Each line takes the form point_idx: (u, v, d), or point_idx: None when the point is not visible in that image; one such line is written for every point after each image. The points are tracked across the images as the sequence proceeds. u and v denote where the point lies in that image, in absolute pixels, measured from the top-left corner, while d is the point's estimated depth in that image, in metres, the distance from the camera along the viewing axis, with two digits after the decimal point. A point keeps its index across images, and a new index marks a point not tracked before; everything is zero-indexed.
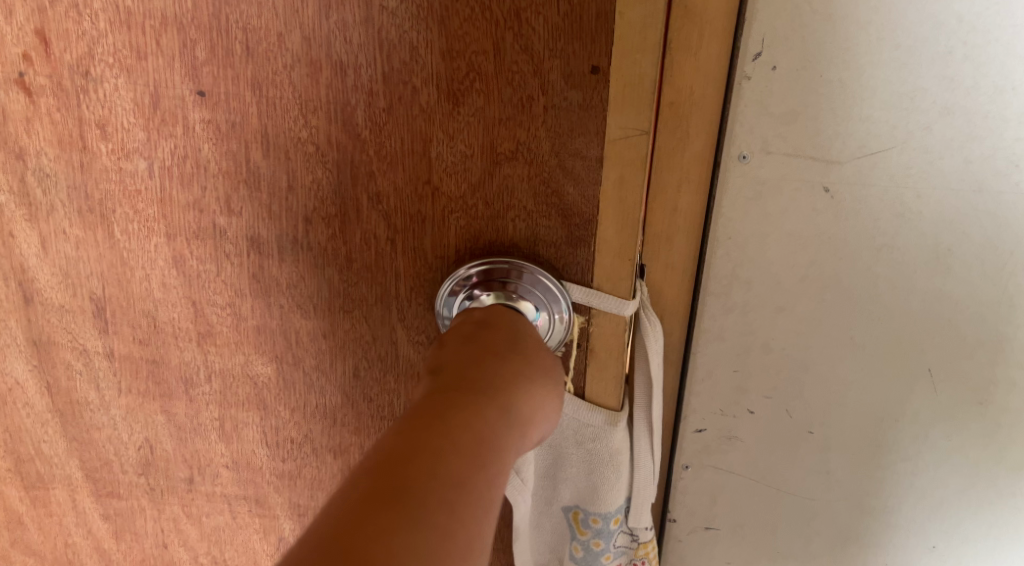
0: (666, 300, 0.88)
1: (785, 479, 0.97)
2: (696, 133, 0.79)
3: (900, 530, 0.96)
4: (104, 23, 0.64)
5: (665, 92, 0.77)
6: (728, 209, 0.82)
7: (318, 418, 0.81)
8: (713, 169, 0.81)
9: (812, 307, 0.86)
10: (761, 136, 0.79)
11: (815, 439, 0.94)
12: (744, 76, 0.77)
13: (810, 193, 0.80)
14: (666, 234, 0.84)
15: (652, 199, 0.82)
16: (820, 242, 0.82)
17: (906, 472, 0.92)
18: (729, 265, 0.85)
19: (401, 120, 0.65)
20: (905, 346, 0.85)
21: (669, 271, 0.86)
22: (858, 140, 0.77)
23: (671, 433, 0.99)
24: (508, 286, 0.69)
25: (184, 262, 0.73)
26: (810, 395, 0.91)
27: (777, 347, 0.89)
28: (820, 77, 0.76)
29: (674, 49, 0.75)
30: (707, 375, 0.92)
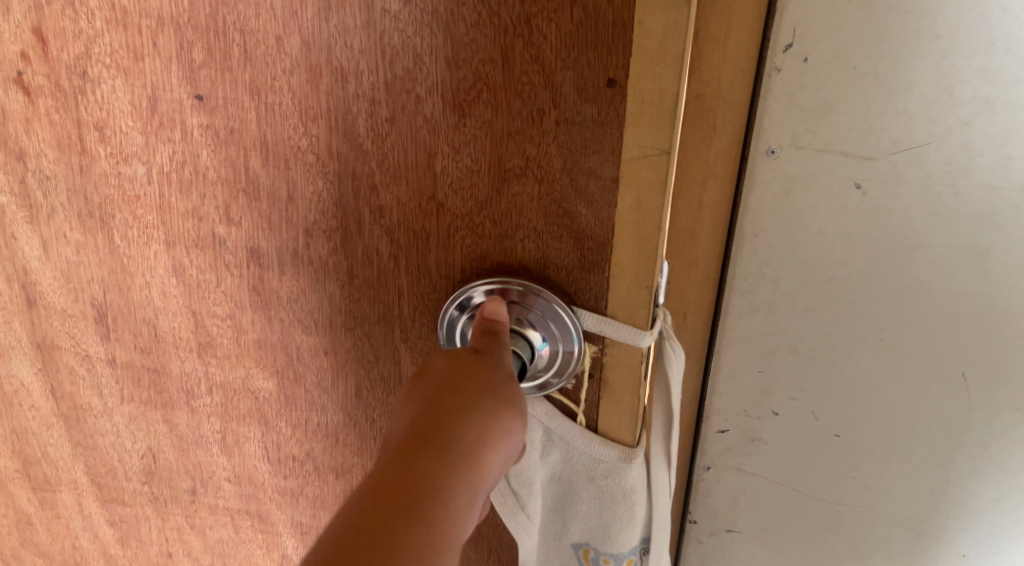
0: (689, 297, 0.88)
1: (810, 482, 0.96)
2: (723, 127, 0.79)
3: (927, 535, 0.95)
4: (100, 21, 0.61)
5: (692, 84, 0.77)
6: (756, 206, 0.82)
7: (319, 436, 0.76)
8: (741, 163, 0.80)
9: (840, 307, 0.85)
10: (791, 131, 0.78)
11: (842, 443, 0.93)
12: (774, 68, 0.76)
13: (841, 189, 0.79)
14: (690, 230, 0.84)
15: (677, 193, 0.82)
16: (851, 242, 0.81)
17: (936, 477, 0.91)
18: (756, 263, 0.84)
19: (405, 131, 0.60)
20: (935, 350, 0.84)
21: (692, 269, 0.86)
22: (892, 136, 0.76)
23: (693, 435, 0.98)
24: (518, 309, 0.63)
25: (183, 271, 0.69)
26: (837, 397, 0.90)
27: (804, 348, 0.88)
28: (854, 70, 0.74)
29: (701, 39, 0.75)
30: (731, 375, 0.92)
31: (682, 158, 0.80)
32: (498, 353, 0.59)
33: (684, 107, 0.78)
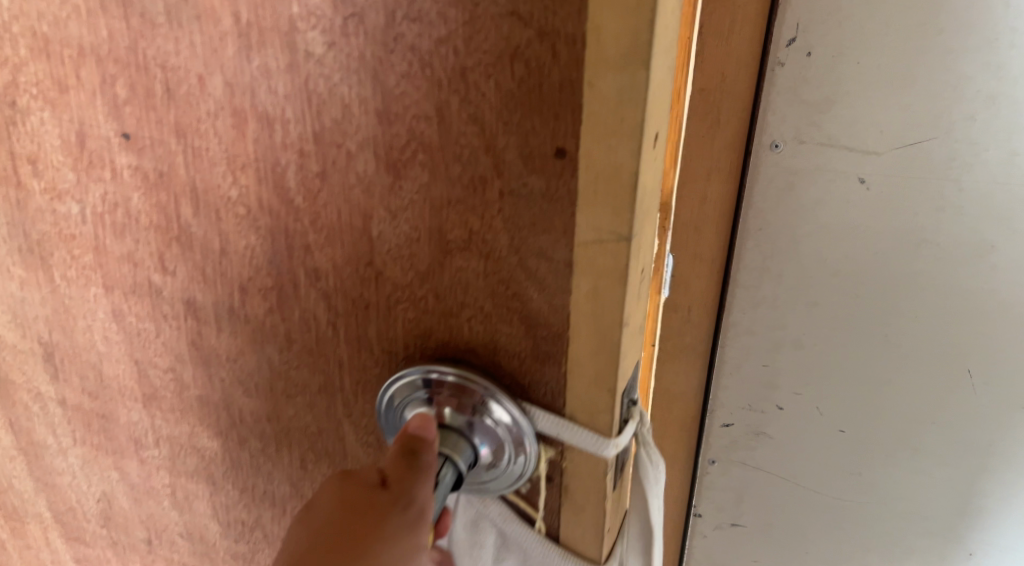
0: (694, 290, 0.89)
1: (814, 478, 0.96)
2: (727, 122, 0.80)
3: (934, 532, 0.95)
4: (23, 49, 0.52)
5: (695, 77, 0.78)
6: (760, 200, 0.81)
7: (266, 504, 0.67)
8: (744, 157, 0.81)
9: (846, 301, 0.84)
10: (794, 125, 0.77)
11: (846, 438, 0.92)
12: (777, 63, 0.75)
13: (845, 184, 0.78)
14: (695, 223, 0.85)
15: (682, 186, 0.83)
16: (856, 237, 0.80)
17: (943, 474, 0.90)
18: (760, 257, 0.84)
19: (337, 191, 0.50)
20: (940, 347, 0.83)
21: (697, 262, 0.87)
22: (896, 130, 0.75)
23: (699, 427, 0.99)
24: (469, 408, 0.53)
25: (123, 318, 0.60)
26: (842, 392, 0.89)
27: (808, 342, 0.87)
28: (856, 64, 0.73)
29: (705, 33, 0.76)
30: (735, 369, 0.92)
31: (686, 151, 0.82)
32: (407, 496, 0.51)
33: (688, 102, 0.80)
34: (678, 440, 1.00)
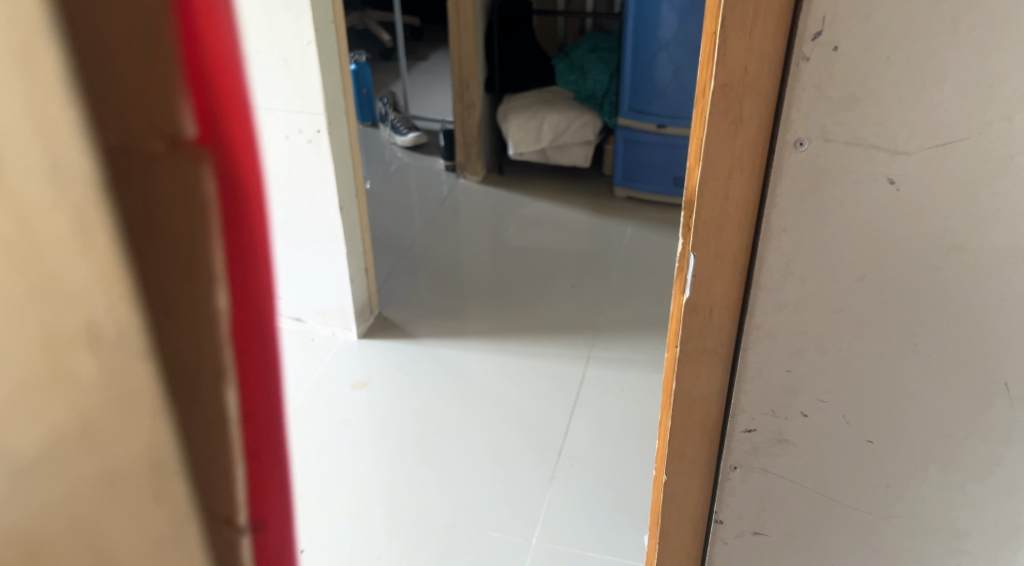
0: (716, 294, 0.85)
1: (838, 489, 0.92)
2: (750, 118, 0.74)
3: (965, 547, 0.91)
4: None
5: (717, 73, 0.73)
6: (783, 199, 0.76)
7: None
8: (768, 154, 0.76)
9: (874, 303, 0.79)
10: (819, 122, 0.72)
11: (873, 449, 0.88)
12: (802, 57, 0.70)
13: (873, 185, 0.73)
14: (716, 223, 0.80)
15: (704, 183, 0.79)
16: (883, 238, 0.75)
17: (973, 488, 0.86)
18: (782, 258, 0.79)
19: None
20: (976, 359, 0.79)
21: (718, 263, 0.83)
22: (927, 129, 0.70)
23: (721, 431, 0.95)
24: None
25: None
26: (870, 401, 0.85)
27: (832, 348, 0.83)
28: (884, 58, 0.68)
29: (725, 25, 0.71)
30: (756, 374, 0.88)
31: (708, 147, 0.77)
32: None
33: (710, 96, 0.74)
34: (702, 445, 0.97)
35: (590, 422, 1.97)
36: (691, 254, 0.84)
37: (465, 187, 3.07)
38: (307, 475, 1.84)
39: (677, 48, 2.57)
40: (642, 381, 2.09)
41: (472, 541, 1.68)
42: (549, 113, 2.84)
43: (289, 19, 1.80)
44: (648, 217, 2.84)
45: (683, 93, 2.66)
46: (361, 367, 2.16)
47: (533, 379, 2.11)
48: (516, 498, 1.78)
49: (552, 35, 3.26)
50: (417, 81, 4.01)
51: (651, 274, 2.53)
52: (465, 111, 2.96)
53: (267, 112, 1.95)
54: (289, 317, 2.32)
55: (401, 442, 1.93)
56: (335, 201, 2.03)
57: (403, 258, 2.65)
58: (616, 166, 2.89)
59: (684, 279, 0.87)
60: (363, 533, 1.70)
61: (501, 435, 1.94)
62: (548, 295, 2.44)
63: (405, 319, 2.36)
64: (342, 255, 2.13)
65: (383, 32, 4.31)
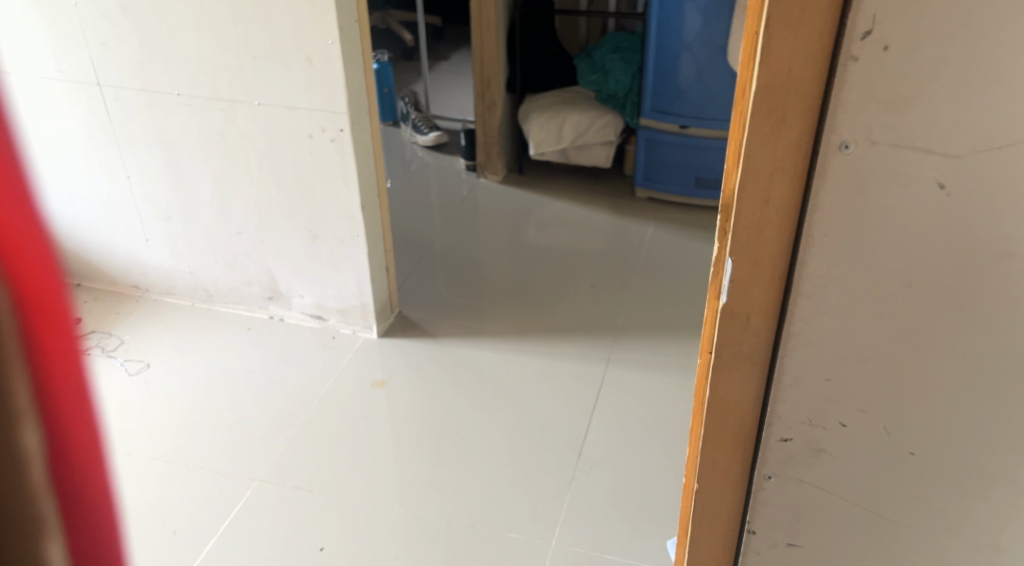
0: (755, 299, 0.94)
1: (874, 497, 1.02)
2: (793, 120, 0.81)
3: (1007, 538, 0.98)
4: None
5: (761, 73, 0.80)
6: (826, 203, 0.83)
7: None
8: (810, 156, 0.83)
9: (916, 327, 0.88)
10: (865, 125, 0.78)
11: (914, 460, 0.97)
12: (851, 57, 0.76)
13: (921, 188, 0.80)
14: (756, 225, 0.88)
15: (745, 185, 0.86)
16: (926, 250, 0.83)
17: (1014, 482, 0.94)
18: (824, 265, 0.88)
19: None
20: (1018, 360, 0.86)
21: (757, 267, 0.91)
22: (976, 133, 0.75)
23: (759, 442, 1.06)
24: None
25: None
26: (909, 412, 0.94)
27: (872, 358, 0.92)
28: (933, 61, 0.74)
29: (772, 25, 0.77)
30: (795, 383, 0.98)
31: (749, 150, 0.84)
32: None
33: (754, 96, 0.81)
34: (738, 420, 1.06)
35: (609, 423, 1.94)
36: (729, 257, 0.92)
37: (486, 187, 3.04)
38: (326, 471, 1.83)
39: (700, 49, 2.53)
40: (663, 384, 2.06)
41: (489, 542, 1.66)
42: (570, 114, 2.82)
43: (314, 18, 1.79)
44: (670, 219, 2.80)
45: (706, 95, 2.61)
46: (380, 366, 2.14)
47: (553, 380, 2.08)
48: (535, 500, 1.76)
49: (574, 36, 3.23)
50: (438, 81, 3.98)
51: (673, 275, 2.49)
52: (486, 111, 2.93)
53: (291, 110, 1.94)
54: (310, 317, 2.31)
55: (420, 440, 1.91)
56: (357, 199, 2.01)
57: (422, 258, 2.63)
58: (637, 166, 2.84)
59: (722, 285, 0.96)
60: (381, 533, 1.69)
61: (520, 436, 1.92)
62: (567, 296, 2.41)
63: (424, 318, 2.34)
64: (364, 254, 2.11)
65: (405, 31, 4.29)
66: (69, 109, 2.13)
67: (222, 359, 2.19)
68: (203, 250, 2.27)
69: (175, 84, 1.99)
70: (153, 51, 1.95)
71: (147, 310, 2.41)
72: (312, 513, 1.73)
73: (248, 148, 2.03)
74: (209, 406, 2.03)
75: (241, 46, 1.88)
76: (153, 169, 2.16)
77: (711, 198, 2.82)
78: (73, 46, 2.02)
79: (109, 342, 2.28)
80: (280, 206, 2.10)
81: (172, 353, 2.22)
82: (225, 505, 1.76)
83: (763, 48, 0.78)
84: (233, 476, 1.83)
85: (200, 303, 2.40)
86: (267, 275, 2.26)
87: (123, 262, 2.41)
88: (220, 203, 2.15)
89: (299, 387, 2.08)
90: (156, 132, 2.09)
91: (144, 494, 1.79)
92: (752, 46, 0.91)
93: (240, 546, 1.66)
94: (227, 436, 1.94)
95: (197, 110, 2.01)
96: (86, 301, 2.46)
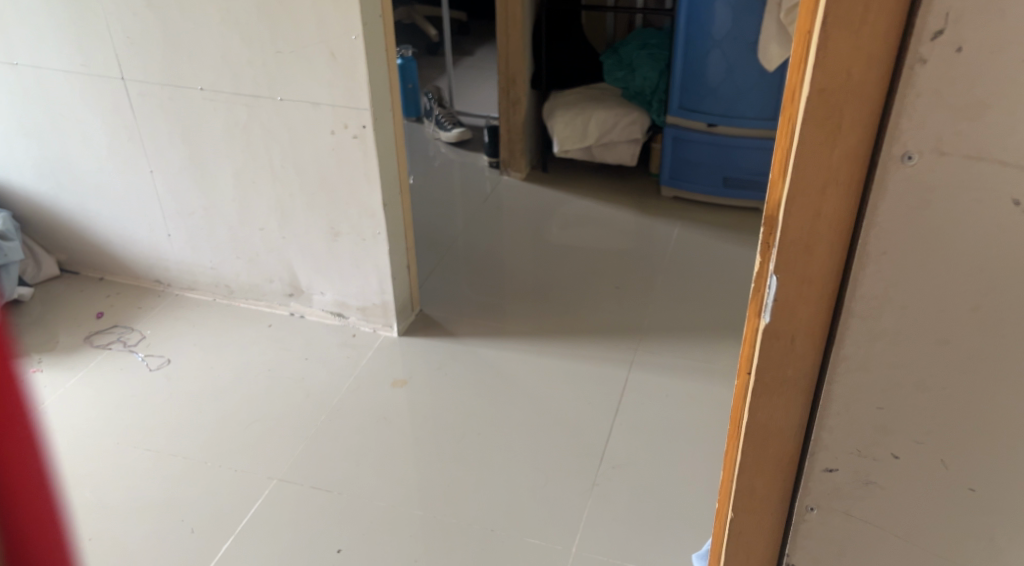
0: (800, 317, 0.87)
1: (927, 535, 0.94)
2: (849, 127, 0.75)
3: None
4: None
5: (816, 77, 0.74)
6: (885, 218, 0.77)
7: None
8: (867, 168, 0.77)
9: (984, 352, 0.80)
10: (934, 134, 0.72)
11: (976, 496, 0.89)
12: (918, 59, 0.69)
13: (996, 204, 0.73)
14: (805, 242, 0.82)
15: (793, 200, 0.80)
16: (998, 269, 0.76)
17: None
18: (880, 285, 0.81)
19: None
20: None
21: (805, 286, 0.85)
22: None
23: (801, 472, 0.98)
24: None
25: None
26: (971, 445, 0.86)
27: (933, 386, 0.84)
28: (1011, 63, 0.68)
29: (829, 24, 0.71)
30: (843, 410, 0.90)
31: (799, 161, 0.78)
32: None
33: (806, 101, 0.75)
34: (779, 443, 0.98)
35: (631, 427, 1.84)
36: (772, 275, 0.85)
37: (509, 185, 2.93)
38: (344, 470, 1.76)
39: (731, 45, 2.42)
40: (691, 388, 1.95)
41: (509, 545, 1.58)
42: (596, 110, 2.71)
43: (338, 14, 1.71)
44: (698, 219, 2.68)
45: (735, 93, 2.49)
46: (400, 365, 2.05)
47: (578, 383, 1.99)
48: (556, 506, 1.66)
49: (601, 33, 3.11)
50: (463, 76, 3.89)
51: (699, 277, 2.38)
52: (510, 107, 2.84)
53: (314, 106, 1.85)
54: (330, 314, 2.22)
55: (438, 441, 1.82)
56: (380, 196, 1.93)
57: (443, 256, 2.54)
58: (663, 165, 2.73)
59: (765, 304, 0.89)
60: (397, 535, 1.61)
61: (540, 440, 1.82)
62: (592, 297, 2.31)
63: (444, 318, 2.24)
64: (385, 254, 2.03)
65: (430, 25, 4.19)
66: (91, 103, 2.06)
67: (240, 357, 2.10)
68: (224, 246, 2.20)
69: (199, 79, 1.92)
70: (176, 44, 1.88)
71: (168, 305, 2.32)
72: (328, 515, 1.66)
73: (270, 144, 1.95)
74: (227, 405, 1.95)
75: (264, 43, 1.80)
76: (178, 164, 2.09)
77: (739, 199, 2.69)
78: (96, 37, 1.95)
79: (132, 337, 2.21)
80: (302, 203, 2.02)
81: (192, 349, 2.14)
82: (242, 505, 1.69)
83: (819, 50, 0.72)
84: (253, 474, 1.76)
85: (221, 300, 2.32)
86: (289, 272, 2.18)
87: (147, 256, 2.34)
88: (242, 198, 2.07)
89: (319, 386, 2.00)
90: (181, 127, 2.01)
91: (162, 494, 1.71)
92: (804, 46, 0.81)
93: (257, 547, 1.59)
94: (246, 435, 1.86)
95: (221, 105, 1.93)
96: (107, 295, 2.38)
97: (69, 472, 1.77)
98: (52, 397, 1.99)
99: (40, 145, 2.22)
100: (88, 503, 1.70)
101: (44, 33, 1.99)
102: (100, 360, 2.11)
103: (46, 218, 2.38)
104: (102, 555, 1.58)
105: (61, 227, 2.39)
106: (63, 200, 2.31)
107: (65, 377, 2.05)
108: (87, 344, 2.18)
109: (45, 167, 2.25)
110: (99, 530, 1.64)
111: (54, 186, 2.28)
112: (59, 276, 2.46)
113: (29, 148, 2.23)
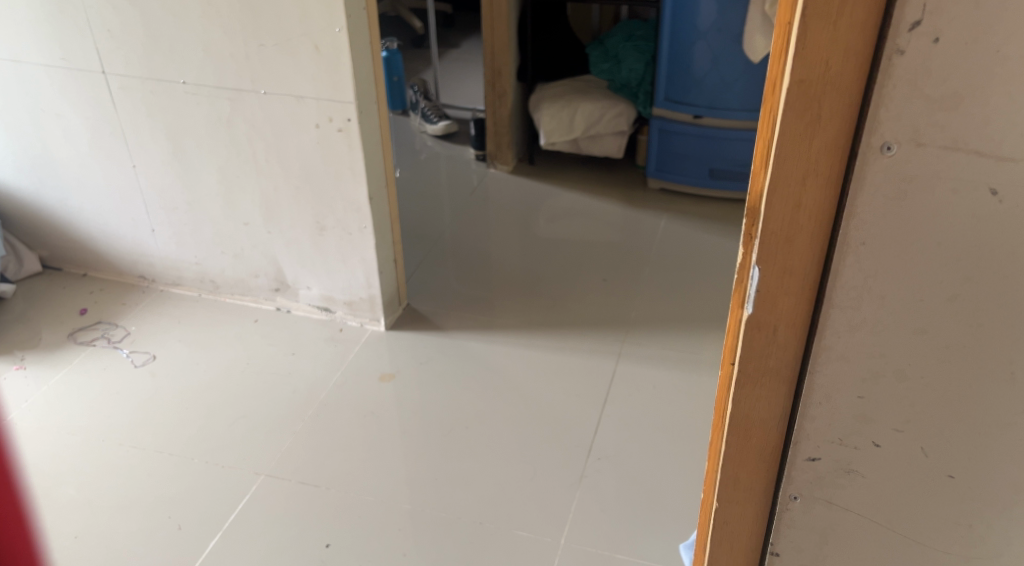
0: (782, 307, 0.87)
1: (910, 523, 0.95)
2: (829, 119, 0.75)
3: None
4: None
5: (796, 68, 0.74)
6: (864, 210, 0.77)
7: None
8: (846, 160, 0.77)
9: (964, 341, 0.81)
10: (911, 125, 0.72)
11: (955, 484, 0.90)
12: (897, 50, 0.69)
13: (973, 194, 0.73)
14: (786, 233, 0.82)
15: (774, 191, 0.80)
16: (976, 257, 0.76)
17: None
18: (860, 276, 0.81)
19: None
20: None
21: (787, 277, 0.85)
22: None
23: (785, 462, 0.98)
24: None
25: None
26: (951, 433, 0.87)
27: (912, 374, 0.85)
28: (988, 52, 0.68)
29: (808, 15, 0.71)
30: (825, 400, 0.90)
31: (781, 152, 0.78)
32: None
33: (787, 93, 0.75)
34: (762, 434, 0.98)
35: (619, 419, 1.85)
36: (755, 266, 0.85)
37: (496, 177, 2.92)
38: (331, 464, 1.76)
39: (716, 37, 2.42)
40: (677, 379, 1.95)
41: (497, 537, 1.59)
42: (582, 103, 2.71)
43: (320, 6, 1.70)
44: (684, 211, 2.68)
45: (721, 84, 2.49)
46: (387, 359, 2.05)
47: (566, 375, 1.98)
48: (545, 498, 1.67)
49: (587, 24, 3.10)
50: (449, 68, 3.87)
51: (685, 269, 2.38)
52: (496, 100, 2.83)
53: (298, 99, 1.84)
54: (317, 309, 2.21)
55: (427, 433, 1.82)
56: (365, 189, 1.92)
57: (429, 250, 2.53)
58: (650, 157, 2.73)
59: (747, 295, 0.89)
60: (386, 529, 1.61)
61: (528, 433, 1.82)
62: (578, 289, 2.31)
63: (432, 311, 2.24)
64: (371, 248, 2.02)
65: (415, 18, 4.16)
66: (71, 98, 2.04)
67: (226, 353, 2.09)
68: (208, 241, 2.18)
69: (182, 72, 1.90)
70: (159, 39, 1.86)
71: (153, 301, 2.30)
72: (316, 511, 1.65)
73: (255, 138, 1.94)
74: (214, 401, 1.94)
75: (248, 37, 1.79)
76: (161, 159, 2.07)
77: (726, 190, 2.70)
78: (76, 32, 1.93)
79: (115, 333, 2.18)
80: (287, 196, 2.01)
81: (177, 345, 2.13)
82: (230, 502, 1.68)
83: (798, 42, 0.72)
84: (240, 470, 1.75)
85: (207, 295, 2.30)
86: (275, 267, 2.17)
87: (131, 252, 2.32)
88: (226, 194, 2.06)
89: (307, 381, 1.99)
90: (163, 122, 2.00)
91: (149, 491, 1.71)
92: (784, 37, 0.81)
93: (243, 547, 1.59)
94: (233, 431, 1.85)
95: (205, 99, 1.92)
96: (91, 291, 2.35)
97: (55, 471, 1.76)
98: (37, 394, 1.98)
99: (21, 142, 2.19)
100: (76, 500, 1.69)
101: (23, 28, 1.97)
102: (86, 356, 2.10)
103: (30, 214, 2.36)
104: (89, 552, 1.58)
105: (44, 223, 2.37)
106: (44, 195, 2.28)
107: (49, 375, 2.04)
108: (72, 341, 2.16)
109: (27, 163, 2.22)
110: (85, 527, 1.63)
111: (36, 182, 2.25)
112: (42, 272, 2.43)
113: (8, 143, 2.20)
